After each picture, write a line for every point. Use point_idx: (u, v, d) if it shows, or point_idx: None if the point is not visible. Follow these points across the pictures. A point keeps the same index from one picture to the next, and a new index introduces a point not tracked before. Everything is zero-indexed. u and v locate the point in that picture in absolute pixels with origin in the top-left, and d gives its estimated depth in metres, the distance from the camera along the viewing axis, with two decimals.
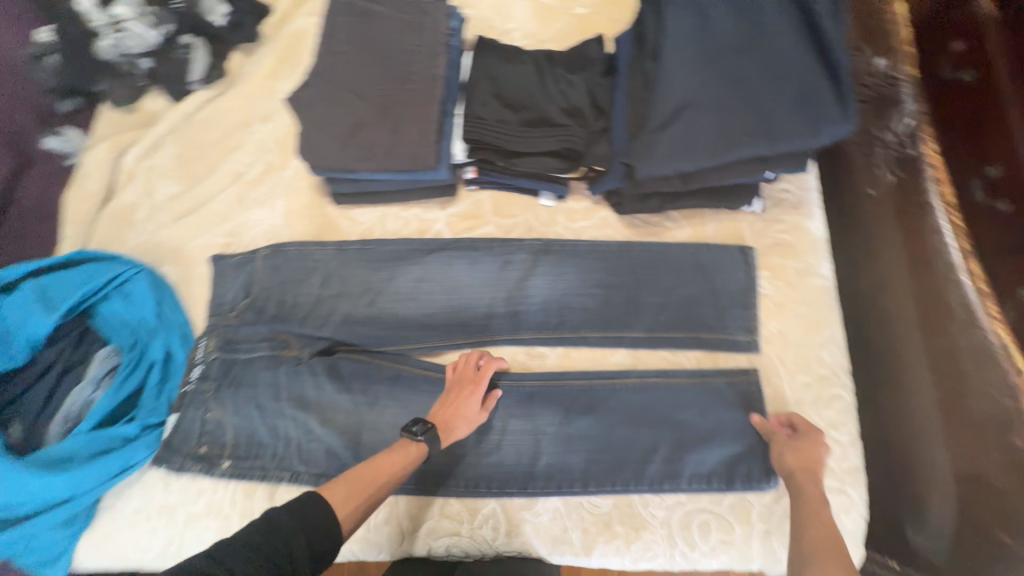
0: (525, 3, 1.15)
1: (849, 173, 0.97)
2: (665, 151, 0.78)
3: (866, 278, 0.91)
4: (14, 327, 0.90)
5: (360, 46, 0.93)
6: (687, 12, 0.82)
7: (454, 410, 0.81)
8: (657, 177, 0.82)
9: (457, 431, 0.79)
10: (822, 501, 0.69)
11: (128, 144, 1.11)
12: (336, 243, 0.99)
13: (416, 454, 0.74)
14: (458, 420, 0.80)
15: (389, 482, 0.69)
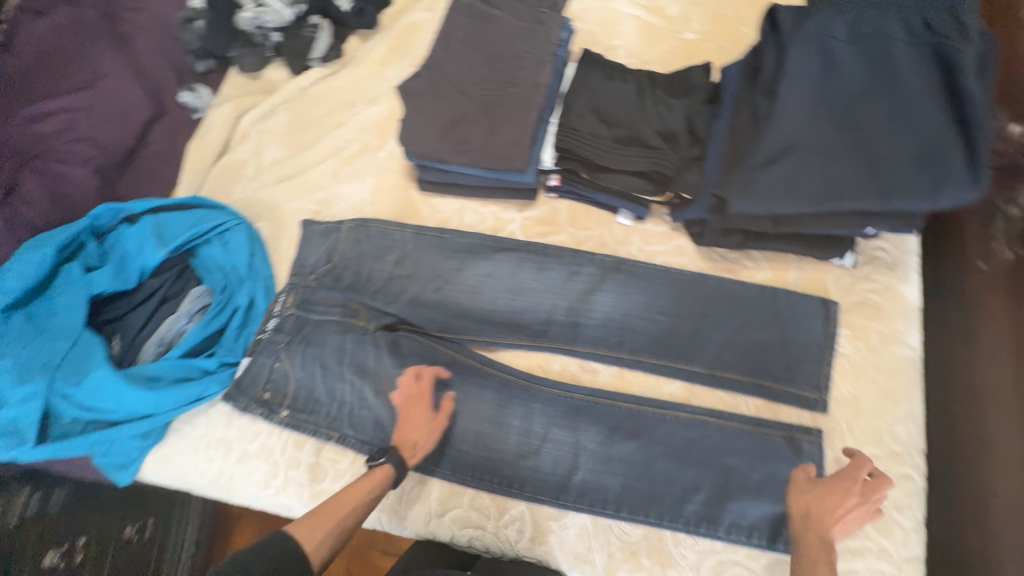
0: (634, 22, 1.15)
1: (960, 243, 0.88)
2: (764, 189, 0.76)
3: (960, 358, 0.83)
4: (130, 254, 1.02)
5: (472, 45, 0.96)
6: (812, 49, 0.78)
7: (413, 425, 0.86)
8: (749, 216, 0.80)
9: (421, 444, 0.86)
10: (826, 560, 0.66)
11: (249, 107, 1.22)
12: (415, 227, 1.04)
13: (382, 476, 0.81)
14: (417, 432, 0.86)
15: (358, 507, 0.77)
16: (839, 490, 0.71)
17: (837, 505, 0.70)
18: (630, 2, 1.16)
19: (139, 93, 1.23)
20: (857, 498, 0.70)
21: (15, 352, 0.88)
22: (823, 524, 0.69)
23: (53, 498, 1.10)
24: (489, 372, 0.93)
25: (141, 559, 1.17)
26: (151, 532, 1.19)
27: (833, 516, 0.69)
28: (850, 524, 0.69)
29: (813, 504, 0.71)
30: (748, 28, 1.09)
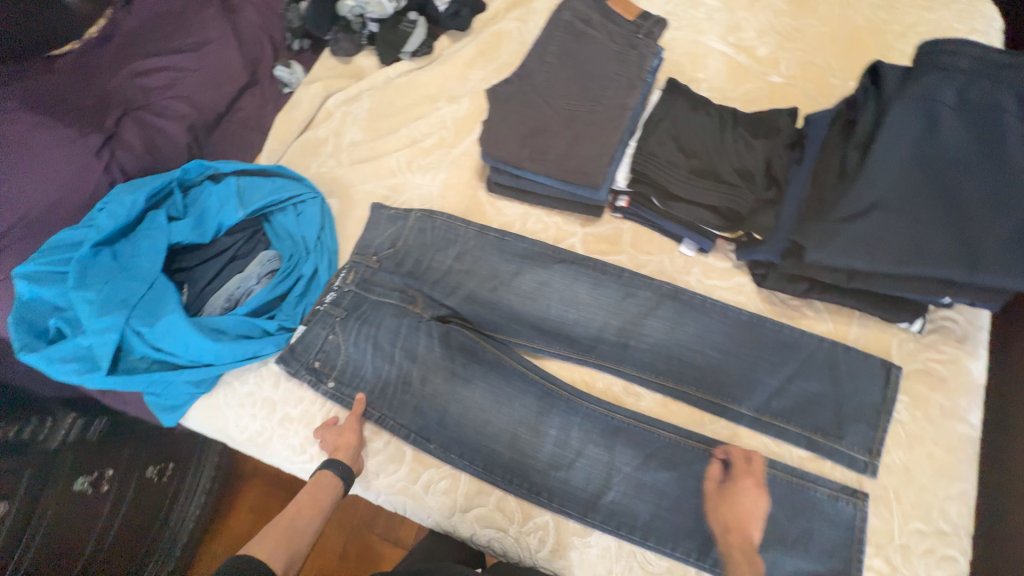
0: (722, 57, 1.16)
1: None
2: (846, 243, 0.75)
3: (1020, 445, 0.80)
4: (211, 211, 1.08)
5: (564, 61, 0.99)
6: (915, 111, 0.78)
7: (337, 434, 0.92)
8: (825, 266, 0.79)
9: (351, 442, 0.90)
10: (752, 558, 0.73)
11: (336, 89, 1.27)
12: (480, 226, 1.06)
13: (326, 479, 0.85)
14: (342, 436, 0.91)
15: (311, 513, 0.81)
16: (740, 487, 0.79)
17: (747, 508, 0.77)
18: (721, 37, 1.17)
19: (238, 63, 1.31)
20: (753, 495, 0.78)
21: (98, 287, 0.92)
22: (739, 529, 0.76)
23: (92, 428, 1.17)
24: (533, 378, 0.94)
25: (159, 497, 1.29)
26: (169, 474, 1.32)
27: (746, 522, 0.76)
28: (754, 519, 0.76)
29: (728, 514, 0.78)
30: (838, 78, 1.08)
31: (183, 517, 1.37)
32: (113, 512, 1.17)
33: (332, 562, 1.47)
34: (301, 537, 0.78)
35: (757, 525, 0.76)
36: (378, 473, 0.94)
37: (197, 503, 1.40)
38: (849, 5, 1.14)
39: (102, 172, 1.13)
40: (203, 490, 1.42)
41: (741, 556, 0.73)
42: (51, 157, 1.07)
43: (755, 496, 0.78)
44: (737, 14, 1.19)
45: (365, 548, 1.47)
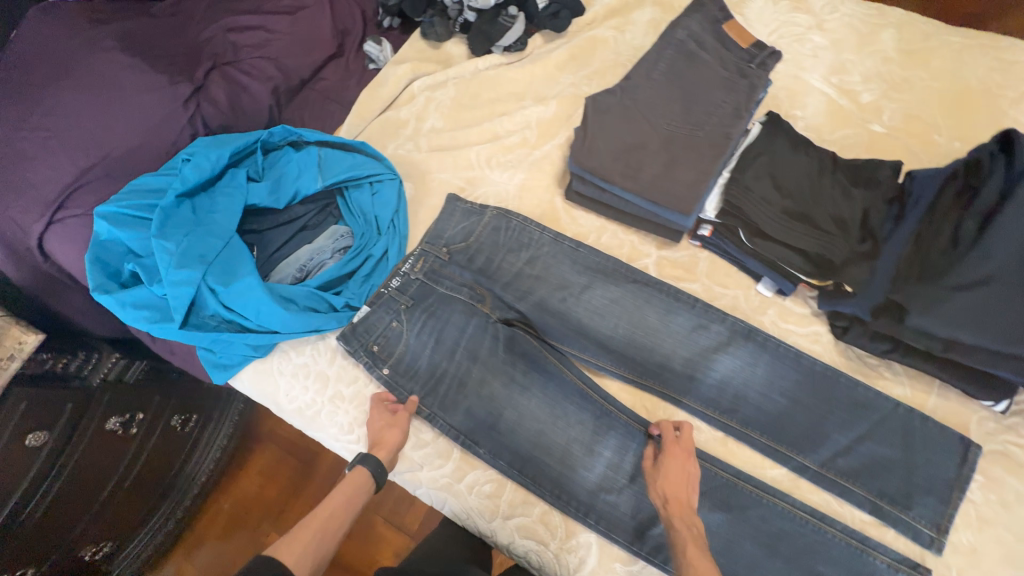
0: (824, 97, 1.12)
1: None
2: (953, 313, 0.75)
3: None
4: (289, 178, 1.08)
5: (671, 81, 0.97)
6: None
7: (378, 428, 0.89)
8: (924, 332, 0.79)
9: (392, 440, 0.88)
10: (689, 527, 0.72)
11: (424, 72, 1.26)
12: (555, 233, 1.05)
13: (359, 476, 0.83)
14: (385, 431, 0.89)
15: (342, 510, 0.79)
16: (667, 455, 0.81)
17: (679, 474, 0.79)
18: (824, 76, 1.14)
19: (329, 31, 1.28)
20: (683, 464, 0.80)
21: (177, 238, 0.93)
22: (681, 499, 0.76)
23: (129, 371, 1.15)
24: (591, 396, 0.93)
25: (177, 448, 1.28)
26: (191, 428, 1.31)
27: (680, 491, 0.77)
28: (687, 484, 0.78)
29: (664, 485, 0.79)
30: (943, 137, 1.05)
31: (195, 473, 1.35)
32: (133, 459, 1.16)
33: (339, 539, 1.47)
34: (331, 535, 0.75)
35: (693, 490, 0.78)
36: (424, 466, 0.93)
37: (211, 462, 1.38)
38: (964, 62, 1.10)
39: (186, 121, 1.13)
40: (219, 449, 1.41)
41: (681, 524, 0.73)
42: (139, 101, 1.08)
43: (688, 463, 0.80)
44: (843, 55, 1.15)
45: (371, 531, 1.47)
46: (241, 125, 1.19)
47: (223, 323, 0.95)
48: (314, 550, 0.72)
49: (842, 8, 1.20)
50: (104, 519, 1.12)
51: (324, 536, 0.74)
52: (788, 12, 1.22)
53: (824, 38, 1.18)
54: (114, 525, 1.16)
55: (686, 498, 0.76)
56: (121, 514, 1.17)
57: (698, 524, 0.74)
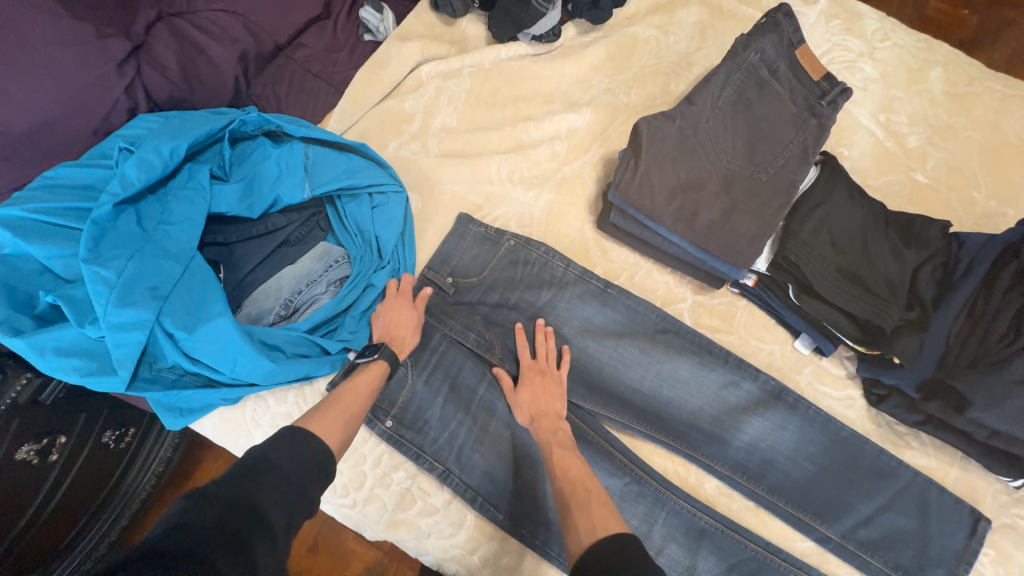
0: (869, 137, 1.06)
1: None
2: (1006, 400, 0.75)
3: None
4: (266, 181, 0.87)
5: (735, 112, 0.87)
6: None
7: (395, 324, 0.83)
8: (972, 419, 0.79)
9: (409, 340, 0.83)
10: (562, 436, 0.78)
11: (435, 55, 1.06)
12: (581, 269, 0.92)
13: (380, 371, 0.77)
14: (403, 329, 0.83)
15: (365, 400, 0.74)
16: (526, 380, 0.83)
17: (546, 395, 0.83)
18: (872, 114, 1.07)
19: None
20: (541, 381, 0.83)
21: (119, 263, 0.71)
22: (547, 412, 0.81)
23: (49, 390, 0.86)
24: (621, 461, 0.86)
25: (105, 473, 0.96)
26: (128, 444, 0.99)
27: (551, 406, 0.82)
28: (550, 397, 0.83)
29: (532, 407, 0.82)
30: (981, 195, 1.01)
31: (133, 494, 1.03)
32: (42, 504, 0.85)
33: (299, 553, 1.16)
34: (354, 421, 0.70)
35: (558, 401, 0.83)
36: (433, 533, 0.82)
37: (153, 478, 1.06)
38: (1007, 113, 1.05)
39: (122, 93, 0.85)
40: (162, 460, 1.08)
41: (548, 435, 0.77)
42: (50, 58, 0.78)
43: (546, 380, 0.84)
44: (892, 91, 1.08)
45: (336, 543, 1.16)
46: (198, 100, 0.93)
47: (184, 372, 0.77)
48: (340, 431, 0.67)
49: (893, 36, 1.12)
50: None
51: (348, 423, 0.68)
52: (839, 34, 1.12)
53: (875, 69, 1.10)
54: None
55: (553, 412, 0.81)
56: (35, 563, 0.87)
57: (563, 428, 0.79)
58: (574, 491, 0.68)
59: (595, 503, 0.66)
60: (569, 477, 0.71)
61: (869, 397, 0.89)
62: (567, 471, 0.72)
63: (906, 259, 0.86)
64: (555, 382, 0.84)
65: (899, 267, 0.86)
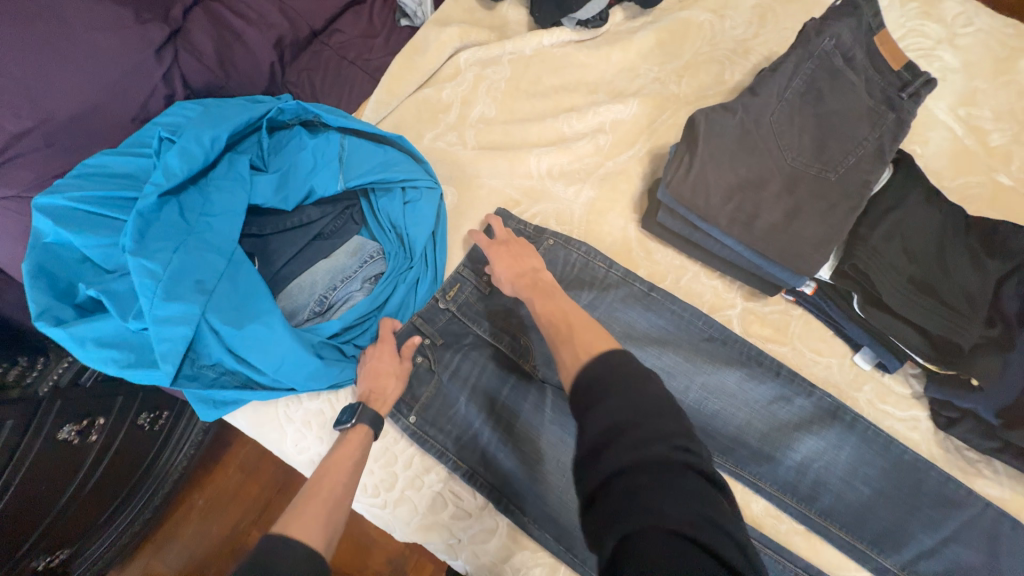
0: (947, 134, 0.96)
1: None
2: None
3: None
4: (301, 172, 0.85)
5: (802, 104, 0.80)
6: None
7: (389, 357, 0.80)
8: None
9: (391, 388, 0.78)
10: (548, 281, 0.75)
11: (475, 41, 1.01)
12: (624, 270, 0.87)
13: (361, 437, 0.73)
14: (386, 377, 0.78)
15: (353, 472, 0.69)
16: (492, 251, 0.82)
17: (518, 257, 0.80)
18: (950, 108, 0.98)
19: None
20: (508, 245, 0.82)
21: (164, 256, 0.70)
22: (524, 271, 0.78)
23: (88, 373, 0.85)
24: None
25: (140, 454, 0.97)
26: (161, 427, 1.00)
27: (526, 261, 0.80)
28: (523, 255, 0.81)
29: (507, 273, 0.78)
30: None
31: (165, 475, 1.04)
32: (79, 485, 0.86)
33: None
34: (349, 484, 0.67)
35: (528, 257, 0.81)
36: (465, 538, 0.80)
37: (185, 460, 1.07)
38: None
39: (159, 79, 0.84)
40: (193, 444, 1.09)
41: (533, 285, 0.75)
42: (90, 43, 0.76)
43: (512, 247, 0.82)
44: (974, 82, 0.98)
45: (361, 532, 1.16)
46: (233, 88, 0.91)
47: (220, 370, 0.76)
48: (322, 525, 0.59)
49: (978, 21, 1.01)
50: (45, 553, 0.85)
51: (343, 491, 0.65)
52: (916, 19, 1.03)
53: (956, 58, 0.99)
54: (64, 549, 0.89)
55: (529, 268, 0.79)
56: (70, 535, 0.89)
57: (544, 278, 0.77)
58: (560, 330, 0.65)
59: (584, 330, 0.64)
60: (552, 315, 0.69)
61: (938, 420, 0.82)
62: (549, 313, 0.69)
63: (986, 268, 0.78)
64: (521, 245, 0.83)
65: (980, 279, 0.78)
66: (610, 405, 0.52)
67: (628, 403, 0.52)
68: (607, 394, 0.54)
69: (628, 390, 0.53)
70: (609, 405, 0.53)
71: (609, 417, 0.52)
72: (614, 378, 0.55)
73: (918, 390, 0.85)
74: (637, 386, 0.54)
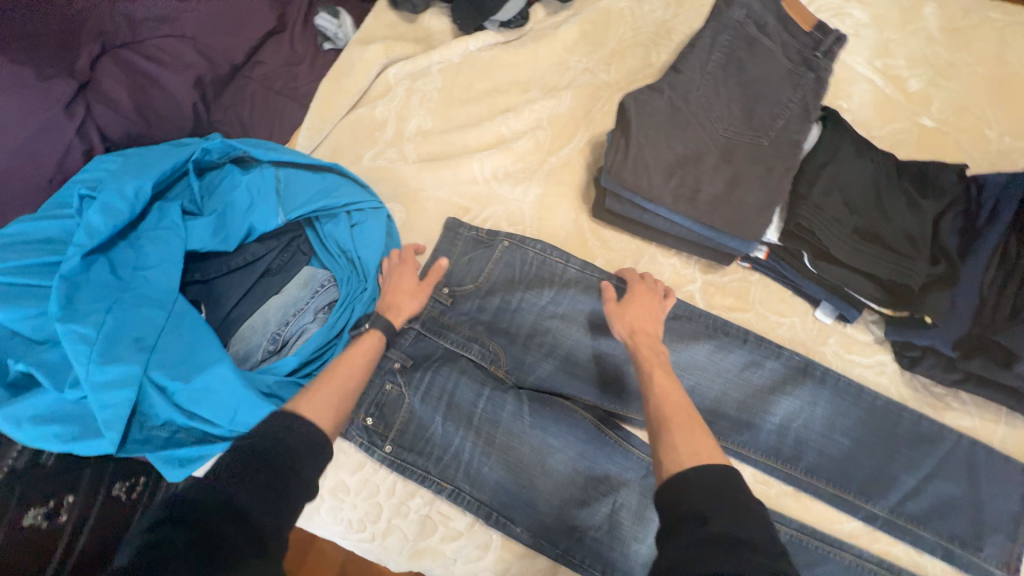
0: (868, 86, 1.00)
1: None
2: None
3: None
4: (237, 210, 0.82)
5: (725, 75, 0.81)
6: None
7: (399, 284, 0.80)
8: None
9: (405, 305, 0.78)
10: (657, 357, 0.70)
11: (401, 55, 1.00)
12: (582, 263, 0.86)
13: (374, 341, 0.74)
14: (403, 295, 0.79)
15: (360, 373, 0.70)
16: (633, 296, 0.79)
17: (644, 312, 0.76)
18: (867, 61, 1.01)
19: None
20: (648, 299, 0.78)
21: (98, 317, 0.67)
22: (647, 332, 0.74)
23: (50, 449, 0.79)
24: (638, 457, 0.80)
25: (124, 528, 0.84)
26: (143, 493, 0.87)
27: (650, 325, 0.75)
28: (653, 319, 0.76)
29: (632, 321, 0.75)
30: (995, 133, 0.95)
31: None
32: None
33: None
34: None
35: (655, 322, 0.76)
36: (459, 558, 0.78)
37: None
38: (1008, 43, 1.00)
39: (73, 135, 0.80)
40: None
41: (647, 349, 0.70)
42: None
43: (652, 299, 0.78)
44: (886, 34, 1.02)
45: None
46: (157, 134, 0.88)
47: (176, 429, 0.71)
48: (335, 407, 0.64)
49: None
50: None
51: None
52: None
53: (865, 14, 1.03)
54: None
55: (652, 333, 0.74)
56: None
57: (662, 351, 0.71)
58: (675, 413, 0.61)
59: (699, 429, 0.59)
60: (670, 400, 0.63)
61: (901, 362, 0.84)
62: (667, 394, 0.64)
63: (922, 209, 0.81)
64: (658, 303, 0.78)
65: (918, 221, 0.80)
66: (726, 515, 0.47)
67: (751, 523, 0.47)
68: (721, 498, 0.49)
69: (736, 495, 0.49)
70: (722, 511, 0.48)
71: (729, 525, 0.46)
72: (730, 489, 0.50)
73: (877, 336, 0.87)
74: (754, 513, 0.48)
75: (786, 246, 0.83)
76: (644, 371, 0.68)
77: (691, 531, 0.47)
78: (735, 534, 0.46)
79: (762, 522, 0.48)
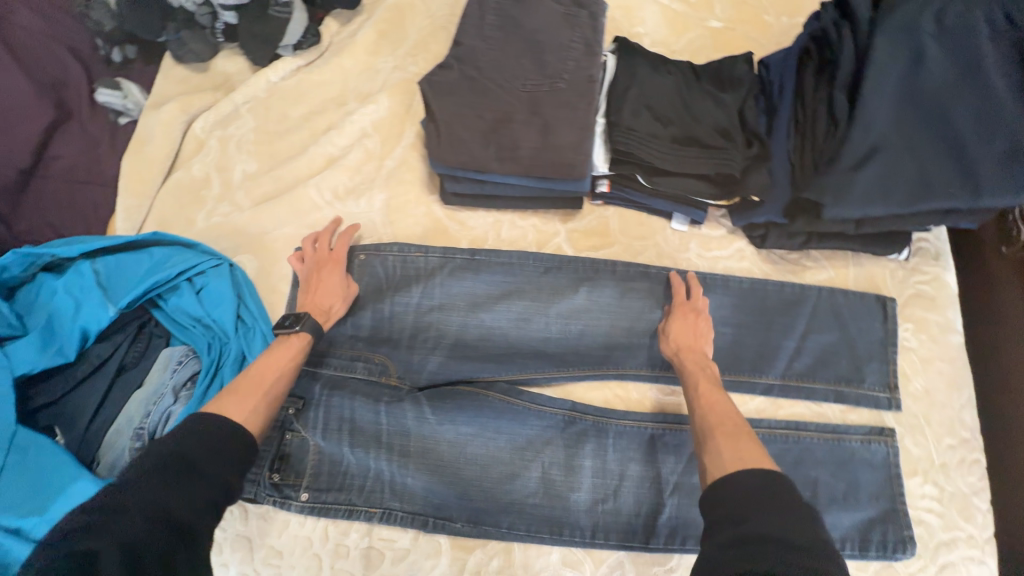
0: (655, 7, 1.06)
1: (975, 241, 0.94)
2: (863, 193, 0.74)
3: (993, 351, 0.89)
4: (59, 318, 0.76)
5: (508, 35, 0.84)
6: (901, 40, 0.75)
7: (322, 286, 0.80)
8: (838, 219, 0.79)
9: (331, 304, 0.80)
10: (708, 375, 0.75)
11: (201, 106, 0.97)
12: (441, 250, 0.86)
13: (303, 343, 0.75)
14: (330, 297, 0.80)
15: (285, 378, 0.71)
16: (677, 313, 0.82)
17: (692, 329, 0.81)
18: None
19: (26, 88, 0.89)
20: (695, 321, 0.81)
21: None
22: (695, 348, 0.79)
23: None
24: (550, 411, 0.82)
25: None
26: None
27: (696, 341, 0.80)
28: (699, 337, 0.80)
29: (680, 338, 0.80)
30: (772, 18, 1.04)
31: None
32: None
33: None
34: None
35: (705, 341, 0.80)
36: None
37: None
38: None
39: None
40: None
41: (693, 364, 0.77)
42: None
43: (699, 320, 0.82)
44: None
45: None
46: None
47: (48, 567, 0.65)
48: (258, 411, 0.66)
49: None
50: None
51: None
52: None
53: None
54: None
55: (700, 347, 0.79)
56: None
57: (712, 369, 0.77)
58: (720, 423, 0.66)
59: (745, 436, 0.64)
60: (717, 411, 0.69)
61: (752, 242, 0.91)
62: (713, 405, 0.70)
63: (722, 101, 0.86)
64: (705, 322, 0.82)
65: (722, 112, 0.86)
66: (765, 517, 0.51)
67: (793, 522, 0.50)
68: (761, 500, 0.53)
69: (769, 494, 0.53)
70: (758, 516, 0.51)
71: (767, 526, 0.50)
72: (770, 496, 0.53)
73: (728, 226, 0.93)
74: (795, 511, 0.51)
75: (621, 172, 0.87)
76: (691, 387, 0.74)
77: (724, 535, 0.51)
78: (773, 537, 0.49)
79: (796, 516, 0.51)
